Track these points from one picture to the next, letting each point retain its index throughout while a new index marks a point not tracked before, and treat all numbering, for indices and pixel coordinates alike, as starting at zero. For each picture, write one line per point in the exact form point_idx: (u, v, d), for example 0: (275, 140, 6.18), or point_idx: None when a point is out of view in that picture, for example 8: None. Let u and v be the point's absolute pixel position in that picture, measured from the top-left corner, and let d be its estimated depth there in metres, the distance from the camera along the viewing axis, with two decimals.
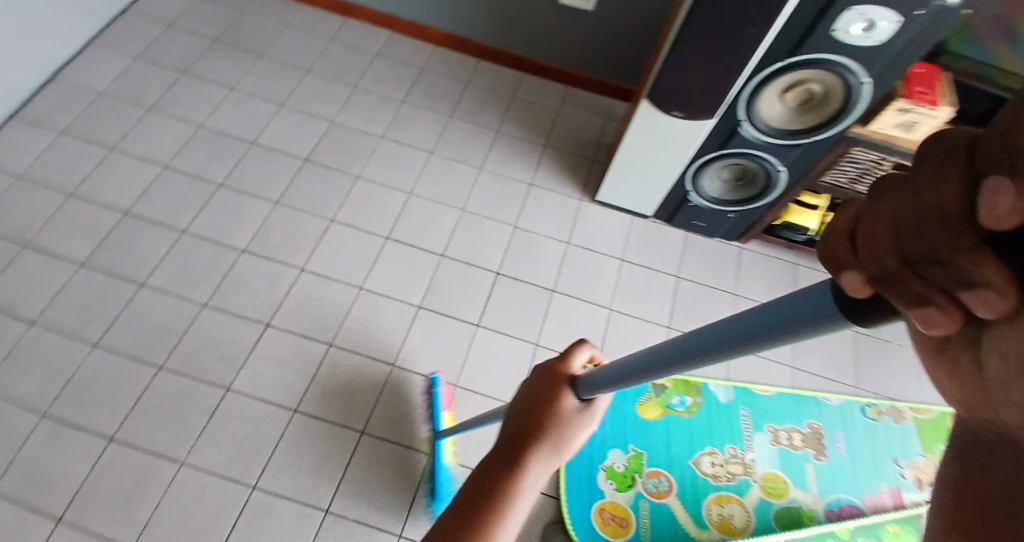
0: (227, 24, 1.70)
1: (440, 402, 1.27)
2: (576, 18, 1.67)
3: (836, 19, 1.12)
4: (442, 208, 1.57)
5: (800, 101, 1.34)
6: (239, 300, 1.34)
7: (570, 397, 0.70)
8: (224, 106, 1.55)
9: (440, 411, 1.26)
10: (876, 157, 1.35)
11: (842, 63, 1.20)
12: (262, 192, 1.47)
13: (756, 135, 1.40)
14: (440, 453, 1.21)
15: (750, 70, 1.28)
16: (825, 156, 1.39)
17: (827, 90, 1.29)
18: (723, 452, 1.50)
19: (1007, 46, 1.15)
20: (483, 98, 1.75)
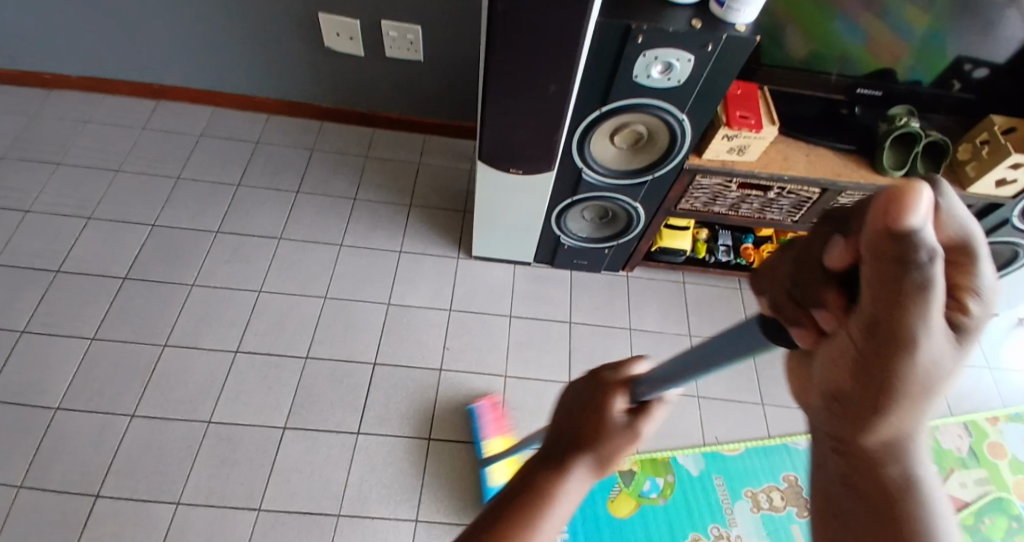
0: (9, 135, 1.55)
1: (481, 427, 1.23)
2: (408, 68, 1.53)
3: (632, 65, 0.86)
4: (276, 298, 1.39)
5: (631, 141, 1.06)
6: (5, 473, 1.12)
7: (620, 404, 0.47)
8: (19, 232, 1.40)
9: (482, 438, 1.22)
10: (721, 179, 1.12)
11: (654, 106, 0.94)
12: (58, 326, 1.29)
13: (602, 181, 1.11)
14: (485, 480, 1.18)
15: (569, 120, 0.98)
16: (669, 192, 1.15)
17: (655, 132, 1.01)
18: (708, 534, 1.19)
19: (877, 18, 0.99)
20: (331, 162, 1.63)
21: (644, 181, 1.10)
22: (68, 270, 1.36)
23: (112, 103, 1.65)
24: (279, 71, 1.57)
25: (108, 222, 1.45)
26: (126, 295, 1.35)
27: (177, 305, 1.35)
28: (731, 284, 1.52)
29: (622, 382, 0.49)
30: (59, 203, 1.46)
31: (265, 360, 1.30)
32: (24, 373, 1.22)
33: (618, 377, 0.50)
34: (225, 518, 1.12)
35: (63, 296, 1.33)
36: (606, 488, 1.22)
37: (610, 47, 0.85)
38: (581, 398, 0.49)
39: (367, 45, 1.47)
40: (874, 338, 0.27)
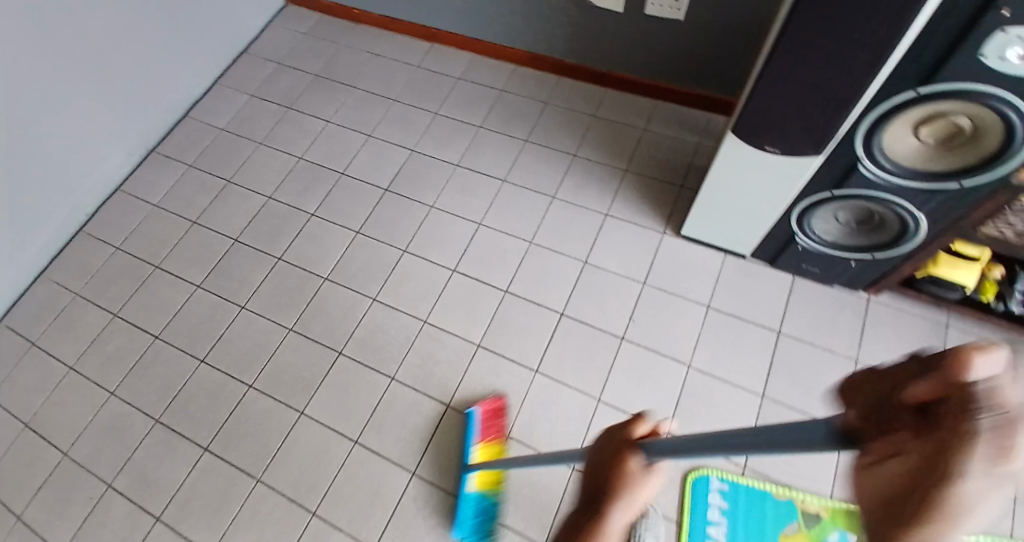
0: (326, 60, 1.91)
1: (473, 430, 1.21)
2: (664, 28, 1.48)
3: (982, 42, 0.69)
4: (491, 233, 1.51)
5: (943, 136, 0.87)
6: (282, 317, 1.43)
7: (635, 462, 0.47)
8: (321, 138, 1.74)
9: (472, 442, 1.20)
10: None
11: (997, 95, 0.75)
12: (334, 218, 1.58)
13: (885, 178, 0.94)
14: (464, 483, 1.15)
15: (866, 99, 0.84)
16: (976, 208, 0.93)
17: (986, 127, 0.82)
18: None
19: None
20: (562, 116, 1.69)
21: (946, 187, 0.91)
22: (348, 175, 1.66)
23: (398, 42, 1.92)
24: (537, 22, 1.65)
25: (381, 141, 1.72)
26: (384, 203, 1.59)
27: (416, 221, 1.56)
28: (1010, 339, 1.22)
29: (635, 436, 0.50)
30: (350, 120, 1.77)
31: (472, 285, 1.44)
32: (305, 250, 1.54)
33: (631, 432, 0.51)
34: (421, 405, 1.30)
35: (341, 194, 1.62)
36: (781, 520, 1.12)
37: (959, 15, 0.69)
38: (600, 456, 0.50)
39: (628, 3, 1.45)
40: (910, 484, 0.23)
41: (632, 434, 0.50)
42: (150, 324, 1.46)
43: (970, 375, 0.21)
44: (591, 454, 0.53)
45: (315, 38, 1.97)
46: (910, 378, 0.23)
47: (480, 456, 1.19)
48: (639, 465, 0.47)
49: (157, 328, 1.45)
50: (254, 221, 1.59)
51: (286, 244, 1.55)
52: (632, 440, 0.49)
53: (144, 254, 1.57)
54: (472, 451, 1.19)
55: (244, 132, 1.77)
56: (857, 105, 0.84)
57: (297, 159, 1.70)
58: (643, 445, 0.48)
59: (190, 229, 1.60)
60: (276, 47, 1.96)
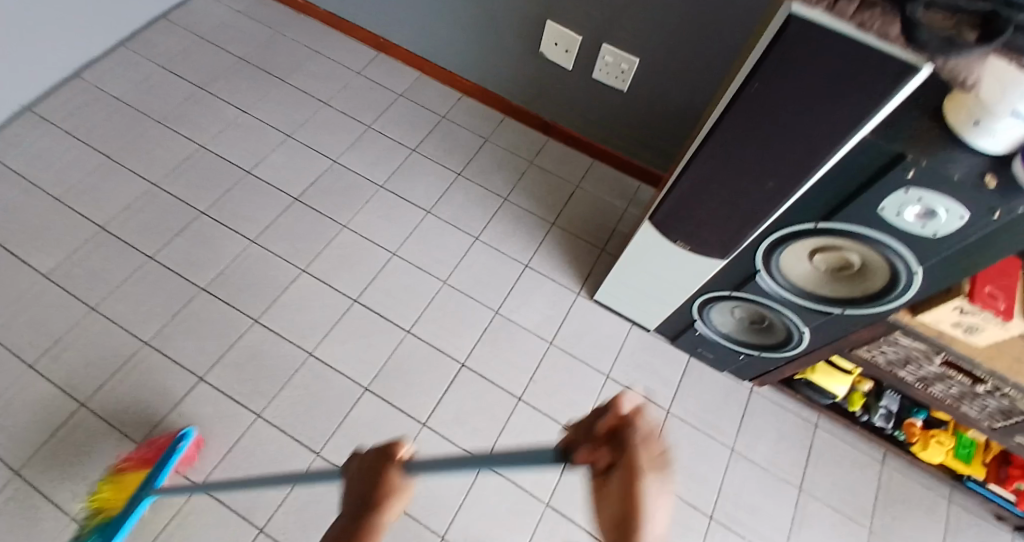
0: (257, 44, 1.76)
1: (180, 454, 1.09)
2: (608, 94, 1.48)
3: (883, 196, 0.72)
4: (404, 266, 1.44)
5: (833, 264, 0.90)
6: (144, 327, 1.27)
7: (399, 476, 0.57)
8: (234, 129, 1.59)
9: (171, 467, 1.08)
10: (927, 348, 0.93)
11: (886, 242, 0.78)
12: (232, 221, 1.44)
13: (779, 292, 0.97)
14: (138, 511, 1.03)
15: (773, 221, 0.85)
16: (857, 331, 0.97)
17: (870, 266, 0.85)
18: None
19: None
20: (498, 157, 1.66)
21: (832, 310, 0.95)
22: (257, 175, 1.52)
23: (343, 43, 1.81)
24: (488, 57, 1.61)
25: (302, 146, 1.59)
26: (291, 214, 1.47)
27: (325, 239, 1.45)
28: (869, 451, 1.30)
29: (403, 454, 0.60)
30: (272, 116, 1.63)
31: (373, 320, 1.35)
32: (193, 250, 1.39)
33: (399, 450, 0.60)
34: (287, 448, 1.18)
35: (246, 195, 1.49)
36: None
37: (864, 171, 0.72)
38: (363, 474, 0.58)
39: (579, 62, 1.45)
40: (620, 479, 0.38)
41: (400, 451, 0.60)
42: None
43: (626, 409, 0.40)
44: (355, 469, 0.60)
45: (250, 18, 1.81)
46: (601, 419, 0.42)
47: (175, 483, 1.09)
48: (400, 481, 0.57)
49: None
50: (136, 209, 1.42)
51: (169, 241, 1.39)
52: (398, 456, 0.59)
53: None
54: (171, 474, 1.10)
55: (144, 105, 1.59)
56: (765, 222, 0.85)
57: (202, 147, 1.54)
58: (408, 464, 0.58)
59: (55, 206, 1.40)
60: (203, 18, 1.79)
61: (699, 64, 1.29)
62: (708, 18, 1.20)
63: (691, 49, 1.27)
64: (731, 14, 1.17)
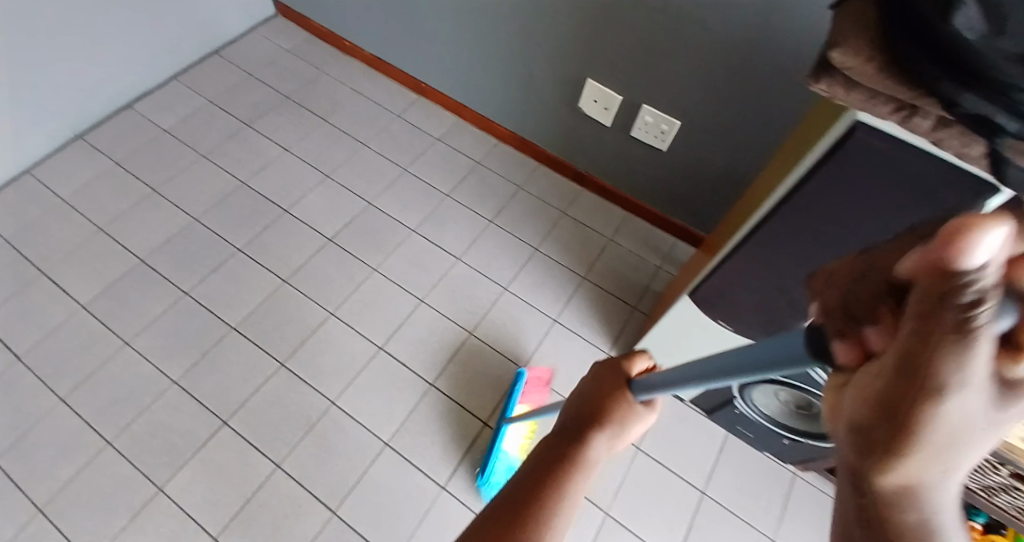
0: (302, 83, 1.80)
1: (519, 391, 1.29)
2: (646, 152, 1.46)
3: None
4: (432, 313, 1.42)
5: None
6: (171, 365, 1.28)
7: (629, 395, 0.59)
8: (274, 166, 1.62)
9: (517, 400, 1.28)
10: (992, 458, 0.93)
11: None
12: (266, 258, 1.45)
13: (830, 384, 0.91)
14: (502, 436, 1.20)
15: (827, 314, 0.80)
16: None
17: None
18: None
19: None
20: (532, 206, 1.65)
21: None
22: (294, 213, 1.54)
23: (384, 84, 1.84)
24: (527, 108, 1.61)
25: (339, 186, 1.61)
26: (323, 256, 1.48)
27: (356, 282, 1.45)
28: None
29: (632, 371, 0.63)
30: (312, 155, 1.66)
31: (397, 370, 1.34)
32: (226, 287, 1.40)
33: (629, 366, 0.65)
34: (304, 503, 1.17)
35: (281, 233, 1.50)
36: None
37: None
38: (597, 380, 0.62)
39: (618, 119, 1.43)
40: (893, 389, 0.22)
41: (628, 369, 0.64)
42: (16, 342, 1.28)
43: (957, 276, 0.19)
44: (587, 378, 0.64)
45: (296, 57, 1.86)
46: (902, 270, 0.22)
47: (522, 414, 1.27)
48: (630, 399, 0.59)
49: (22, 347, 1.27)
50: (174, 243, 1.45)
51: (204, 276, 1.41)
52: (628, 374, 0.62)
53: (32, 253, 1.39)
54: (516, 407, 1.28)
55: (189, 140, 1.63)
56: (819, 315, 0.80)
57: (242, 184, 1.57)
58: (634, 383, 0.61)
59: (96, 237, 1.43)
60: (252, 56, 1.84)
61: (742, 130, 1.25)
62: (754, 86, 1.16)
63: (734, 116, 1.24)
64: (779, 85, 1.13)
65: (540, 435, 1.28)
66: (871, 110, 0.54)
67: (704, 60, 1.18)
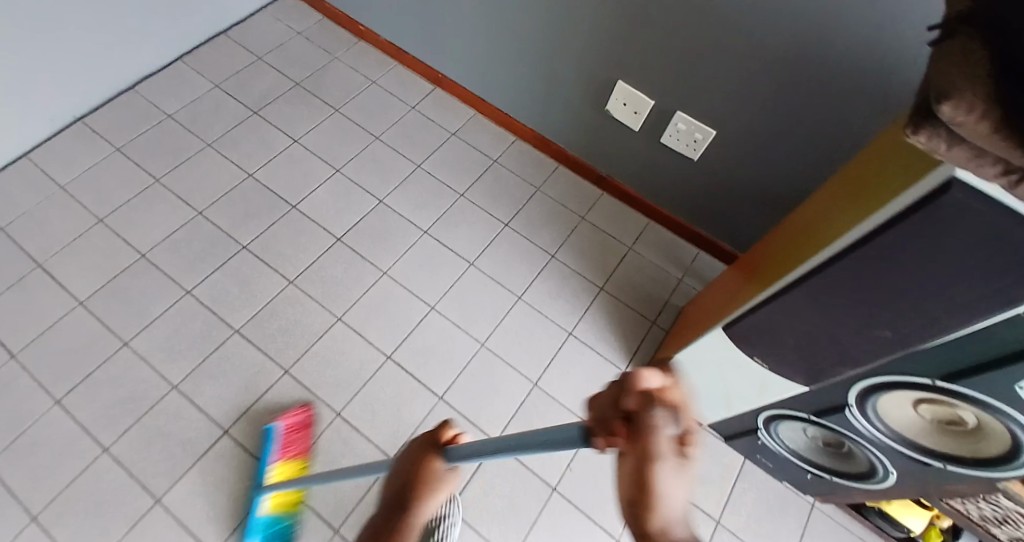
0: (313, 70, 1.72)
1: (269, 449, 1.12)
2: (674, 159, 1.39)
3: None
4: (441, 321, 1.37)
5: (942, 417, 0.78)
6: (173, 369, 1.23)
7: (438, 464, 0.60)
8: (282, 159, 1.55)
9: (269, 459, 1.11)
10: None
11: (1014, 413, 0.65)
12: (272, 258, 1.40)
13: (871, 431, 0.85)
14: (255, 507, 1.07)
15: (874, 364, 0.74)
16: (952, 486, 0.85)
17: (989, 430, 0.73)
18: None
19: None
20: (549, 209, 1.58)
21: (935, 460, 0.82)
22: (302, 210, 1.48)
23: (399, 74, 1.76)
24: (549, 106, 1.54)
25: (349, 182, 1.55)
26: (331, 257, 1.42)
27: (365, 285, 1.39)
28: None
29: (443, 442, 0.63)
30: (322, 148, 1.59)
31: (405, 380, 1.28)
32: (230, 287, 1.34)
33: (440, 435, 0.64)
34: (307, 519, 1.12)
35: (288, 231, 1.44)
36: None
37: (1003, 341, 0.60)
38: (408, 457, 0.62)
39: (647, 124, 1.36)
40: (637, 464, 0.37)
41: (440, 437, 0.63)
42: (11, 338, 1.22)
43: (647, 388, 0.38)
44: (397, 459, 0.63)
45: (308, 41, 1.77)
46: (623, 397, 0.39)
47: (279, 475, 1.11)
48: (442, 466, 0.60)
49: (16, 344, 1.21)
50: (177, 238, 1.39)
51: (207, 275, 1.35)
52: (439, 443, 0.62)
53: (29, 244, 1.33)
54: (267, 471, 1.11)
55: (194, 127, 1.56)
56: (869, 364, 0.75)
57: (249, 177, 1.50)
58: (447, 451, 0.61)
59: (97, 228, 1.38)
60: (262, 39, 1.76)
61: (781, 142, 1.18)
62: (800, 97, 1.09)
63: (774, 127, 1.17)
64: (828, 98, 1.06)
65: (308, 502, 1.13)
66: (972, 167, 0.48)
67: (747, 68, 1.11)
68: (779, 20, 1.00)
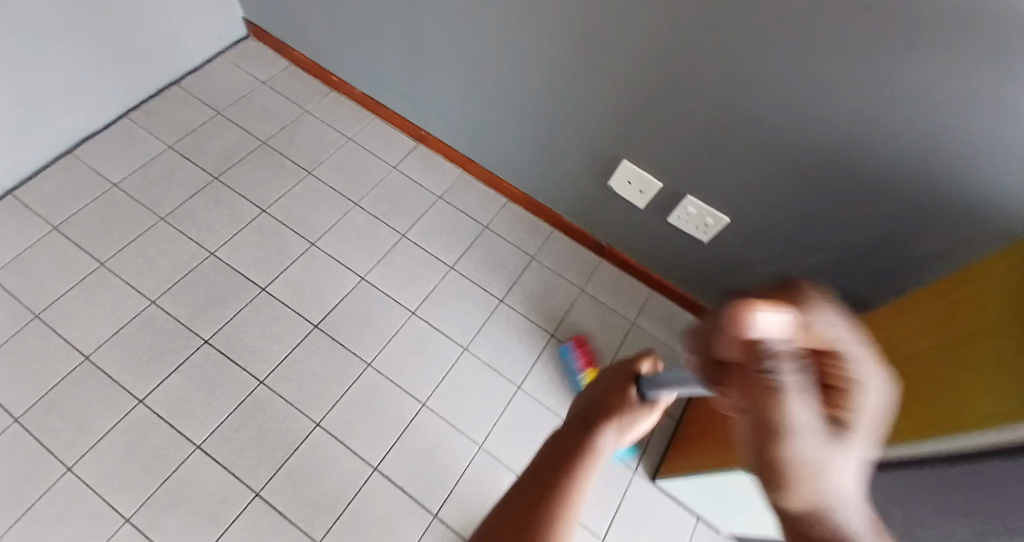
0: (282, 126, 1.59)
1: (575, 364, 1.34)
2: (682, 238, 1.31)
3: None
4: (438, 420, 1.25)
5: None
6: (123, 500, 1.07)
7: (632, 393, 0.52)
8: (250, 231, 1.39)
9: (577, 373, 1.34)
10: None
11: None
12: (239, 352, 1.23)
13: None
14: None
15: None
16: None
17: None
18: None
19: None
20: (546, 281, 1.48)
21: None
22: (273, 292, 1.32)
23: (379, 129, 1.63)
24: (546, 174, 1.44)
25: (327, 257, 1.40)
26: (308, 347, 1.26)
27: (348, 380, 1.25)
28: None
29: (639, 370, 0.55)
30: (294, 217, 1.44)
31: (397, 494, 1.16)
32: (191, 393, 1.18)
33: (634, 366, 0.55)
34: None
35: (258, 319, 1.28)
36: None
37: None
38: (597, 387, 0.54)
39: (653, 203, 1.28)
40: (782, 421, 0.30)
41: (639, 368, 0.55)
42: None
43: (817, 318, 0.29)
44: (586, 389, 0.55)
45: (275, 91, 1.65)
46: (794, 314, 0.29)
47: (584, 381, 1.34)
48: (636, 397, 0.52)
49: None
50: (127, 335, 1.21)
51: (164, 380, 1.18)
52: (635, 371, 0.54)
53: None
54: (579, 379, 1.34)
55: (145, 198, 1.39)
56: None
57: (211, 254, 1.34)
58: (643, 379, 0.53)
59: (31, 326, 1.19)
60: (222, 90, 1.62)
61: (803, 234, 1.11)
62: (824, 198, 1.02)
63: (797, 222, 1.09)
64: (857, 203, 0.99)
65: None
66: None
67: (766, 166, 1.04)
68: (806, 128, 0.94)
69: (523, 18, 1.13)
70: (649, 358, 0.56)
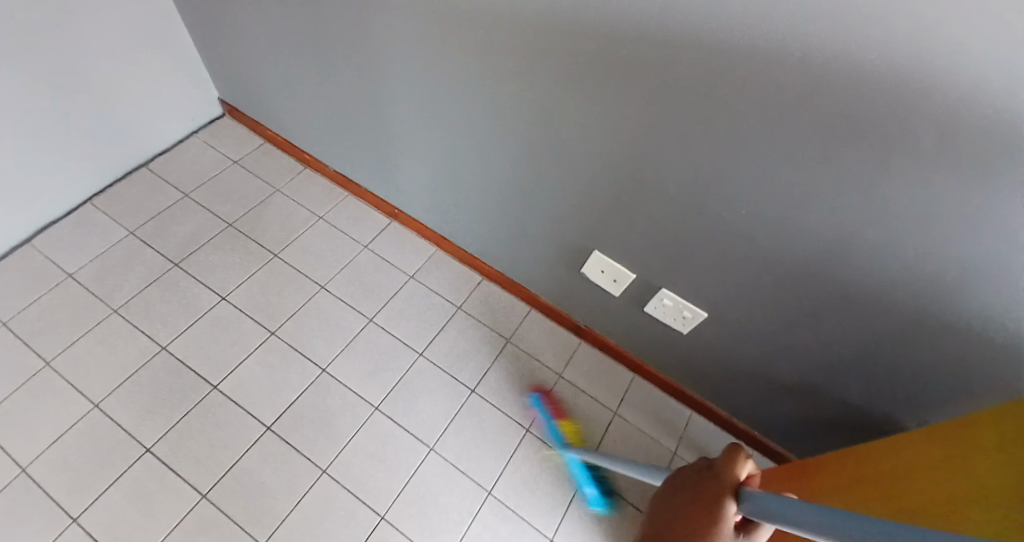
0: (250, 206, 1.54)
1: None
2: (662, 327, 1.23)
3: None
4: (395, 536, 1.14)
5: None
6: None
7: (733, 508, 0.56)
8: (207, 323, 1.33)
9: None
10: None
11: None
12: (183, 463, 1.15)
13: None
14: None
15: None
16: None
17: None
18: None
19: None
20: (522, 367, 1.38)
21: None
22: (226, 391, 1.25)
23: (351, 208, 1.59)
24: (519, 255, 1.38)
25: (286, 348, 1.33)
26: (261, 452, 1.19)
27: (297, 494, 1.16)
28: None
29: (737, 476, 0.59)
30: (255, 304, 1.38)
31: None
32: (126, 509, 1.09)
33: (733, 468, 0.60)
34: None
35: (206, 423, 1.20)
36: None
37: None
38: (698, 483, 0.61)
39: (627, 291, 1.21)
40: None
41: (733, 473, 0.59)
42: None
43: None
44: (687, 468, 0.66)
45: (247, 170, 1.61)
46: None
47: None
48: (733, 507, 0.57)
49: None
50: (67, 443, 1.14)
51: (100, 494, 1.10)
52: (731, 477, 0.59)
53: None
54: None
55: (100, 289, 1.34)
56: None
57: (164, 349, 1.28)
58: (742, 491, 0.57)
59: None
60: (191, 170, 1.58)
61: (784, 331, 1.04)
62: (798, 297, 0.96)
63: (777, 319, 1.03)
64: (836, 304, 0.93)
65: None
66: None
67: (738, 264, 0.99)
68: (779, 231, 0.89)
69: (487, 109, 1.10)
70: (745, 459, 0.60)
